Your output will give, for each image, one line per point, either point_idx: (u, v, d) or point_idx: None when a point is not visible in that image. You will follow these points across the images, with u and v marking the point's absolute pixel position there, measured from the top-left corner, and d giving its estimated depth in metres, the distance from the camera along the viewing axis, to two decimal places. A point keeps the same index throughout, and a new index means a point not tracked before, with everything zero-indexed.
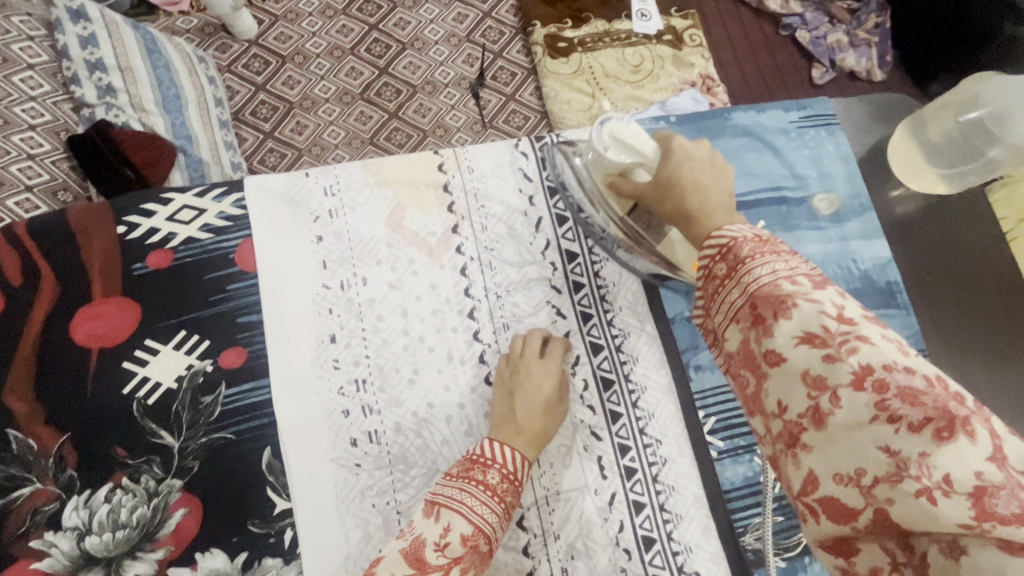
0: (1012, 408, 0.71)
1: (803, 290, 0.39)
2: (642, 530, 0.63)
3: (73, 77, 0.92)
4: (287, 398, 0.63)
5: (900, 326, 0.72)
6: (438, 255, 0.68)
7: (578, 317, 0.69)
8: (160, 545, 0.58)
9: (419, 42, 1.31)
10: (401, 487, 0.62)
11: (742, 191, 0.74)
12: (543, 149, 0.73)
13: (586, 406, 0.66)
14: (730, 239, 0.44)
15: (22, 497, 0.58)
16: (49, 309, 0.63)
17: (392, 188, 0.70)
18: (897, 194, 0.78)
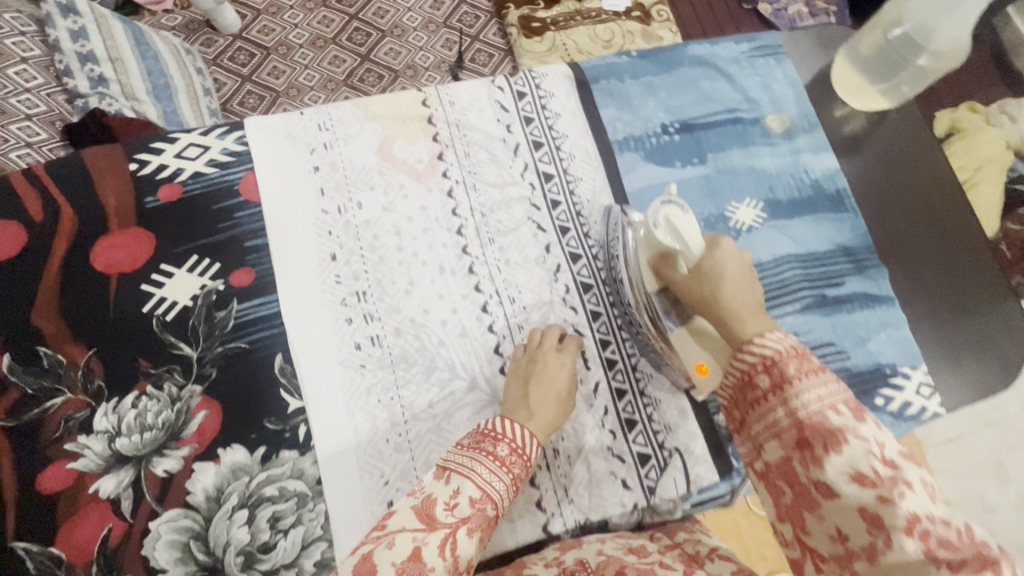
0: (953, 311, 0.79)
1: (850, 423, 0.41)
2: (624, 413, 0.70)
3: (65, 70, 0.96)
4: (294, 309, 0.69)
5: (849, 226, 0.80)
6: (426, 179, 0.75)
7: (557, 231, 0.75)
8: (185, 443, 0.63)
9: (398, 29, 1.38)
10: (404, 383, 0.68)
11: (700, 115, 0.82)
12: (518, 83, 0.80)
13: (569, 307, 0.72)
14: (772, 353, 0.45)
15: (55, 405, 0.63)
16: (70, 242, 0.68)
17: (380, 122, 0.76)
18: (843, 113, 0.86)
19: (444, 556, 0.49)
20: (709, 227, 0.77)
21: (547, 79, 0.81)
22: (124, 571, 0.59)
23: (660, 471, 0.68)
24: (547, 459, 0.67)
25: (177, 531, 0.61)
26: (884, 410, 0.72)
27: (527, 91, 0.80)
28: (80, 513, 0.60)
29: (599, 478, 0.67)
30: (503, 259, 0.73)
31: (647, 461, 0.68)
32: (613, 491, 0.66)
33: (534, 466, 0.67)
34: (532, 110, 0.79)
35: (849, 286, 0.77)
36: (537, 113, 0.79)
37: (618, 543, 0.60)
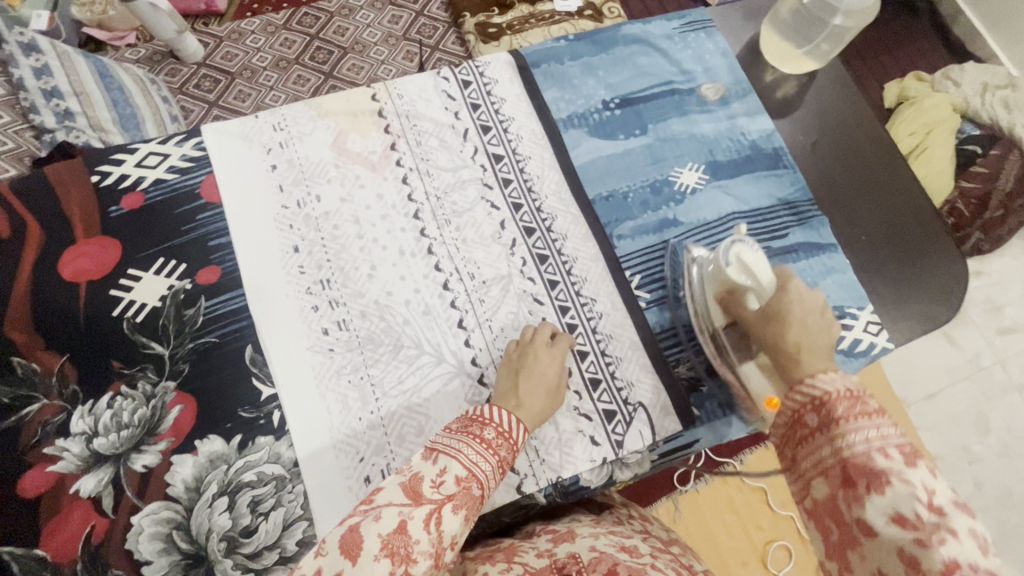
0: (893, 246, 0.83)
1: (896, 466, 0.38)
2: (588, 373, 0.72)
3: (31, 106, 0.98)
4: (260, 300, 0.71)
5: (789, 182, 0.84)
6: (381, 168, 0.78)
7: (511, 207, 0.78)
8: (162, 438, 0.65)
9: (359, 45, 1.42)
10: (373, 363, 0.70)
11: (639, 89, 0.86)
12: (462, 73, 0.84)
13: (527, 278, 0.75)
14: (822, 393, 0.44)
15: (31, 412, 0.65)
16: (39, 255, 0.70)
17: (333, 119, 0.80)
18: (772, 78, 0.91)
19: (429, 530, 0.47)
20: (656, 192, 0.81)
21: (491, 66, 0.85)
22: (109, 566, 0.61)
23: (627, 425, 0.70)
24: None
25: (159, 522, 0.62)
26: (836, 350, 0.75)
27: (472, 79, 0.84)
28: (62, 513, 0.62)
29: (569, 437, 0.69)
30: (460, 238, 0.76)
31: (613, 417, 0.71)
32: (583, 448, 0.69)
33: None
34: (478, 97, 0.83)
35: (793, 237, 0.81)
36: (483, 99, 0.83)
37: (611, 541, 0.58)
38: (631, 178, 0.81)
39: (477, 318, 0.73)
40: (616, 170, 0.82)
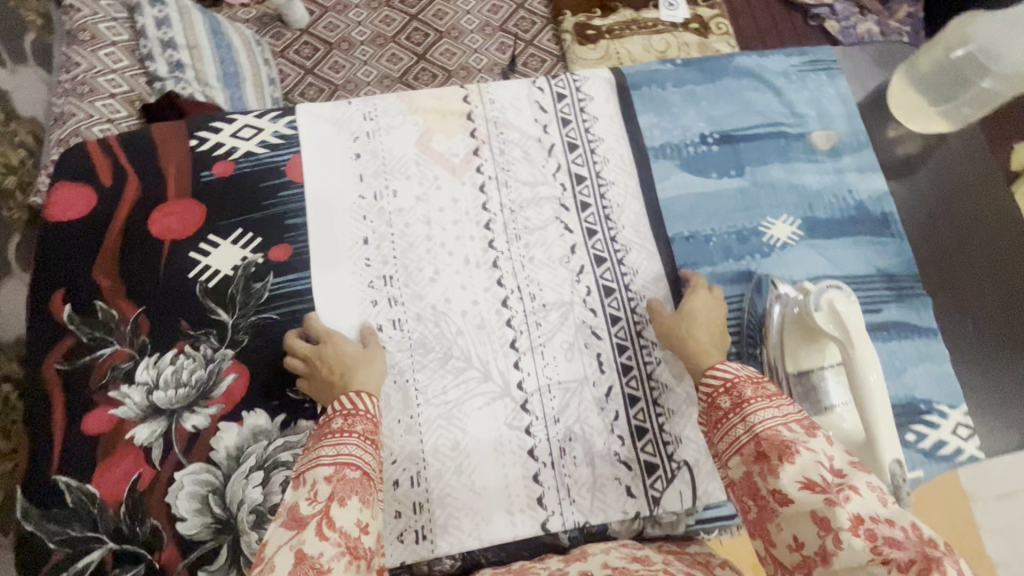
0: (1005, 344, 0.74)
1: (800, 437, 0.48)
2: (636, 420, 0.69)
3: (148, 54, 1.05)
4: (325, 286, 0.72)
5: (893, 252, 0.76)
6: (460, 172, 0.77)
7: (584, 233, 0.75)
8: (213, 402, 0.68)
9: (456, 31, 1.42)
10: (419, 367, 0.70)
11: (742, 127, 0.80)
12: (558, 85, 0.82)
13: (588, 309, 0.72)
14: (730, 377, 0.56)
15: (104, 355, 0.69)
16: (133, 207, 0.74)
17: (422, 115, 0.80)
18: (896, 134, 0.82)
19: (328, 536, 0.46)
20: (742, 240, 0.76)
21: (589, 81, 0.82)
22: (148, 515, 0.64)
23: (666, 482, 0.67)
24: (553, 457, 0.67)
25: (198, 483, 0.65)
26: (914, 447, 0.68)
27: (567, 93, 0.81)
28: (115, 455, 0.66)
29: (603, 482, 0.67)
30: (528, 256, 0.74)
31: (654, 471, 0.67)
32: (616, 497, 0.66)
33: (539, 462, 0.67)
34: (569, 112, 0.80)
35: (887, 314, 0.73)
36: (574, 115, 0.80)
37: (623, 553, 0.56)
38: (717, 222, 0.76)
39: (530, 341, 0.71)
40: (702, 210, 0.77)
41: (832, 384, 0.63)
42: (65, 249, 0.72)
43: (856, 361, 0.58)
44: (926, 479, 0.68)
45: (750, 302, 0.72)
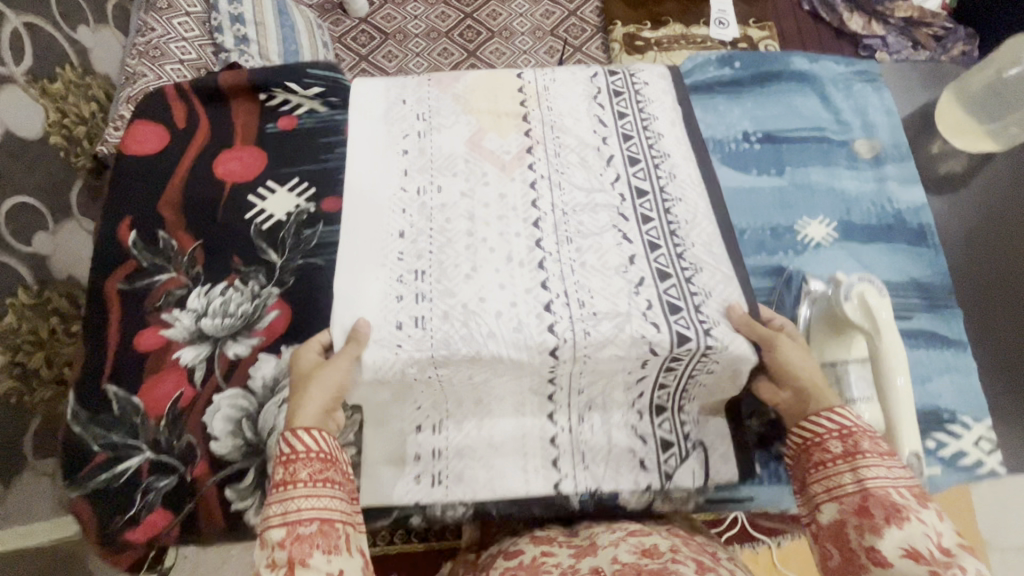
0: None
1: (912, 506, 0.50)
2: (658, 399, 0.68)
3: (217, 26, 1.13)
4: (346, 275, 0.67)
5: (928, 263, 0.76)
6: (510, 169, 0.74)
7: (646, 245, 0.69)
8: (255, 334, 0.72)
9: (507, 32, 1.47)
10: (442, 366, 0.62)
11: (786, 129, 0.82)
12: (617, 84, 0.83)
13: (649, 323, 0.63)
14: (850, 425, 0.56)
15: (160, 281, 0.73)
16: (201, 148, 0.79)
17: (475, 116, 0.79)
18: (939, 150, 0.83)
19: None
20: (776, 236, 0.77)
21: (652, 104, 0.80)
22: (186, 431, 0.68)
23: (680, 461, 0.68)
24: (571, 423, 0.68)
25: (234, 408, 0.69)
26: (934, 455, 0.68)
27: (630, 111, 0.80)
28: (161, 373, 0.70)
29: (618, 453, 0.68)
30: (579, 261, 0.67)
31: (669, 448, 0.68)
32: (629, 468, 0.68)
33: (557, 426, 0.68)
34: (631, 128, 0.77)
35: (916, 322, 0.74)
36: (637, 132, 0.77)
37: (632, 545, 0.57)
38: (753, 216, 0.78)
39: (573, 351, 0.62)
40: (739, 204, 0.78)
41: (855, 379, 0.63)
42: (135, 179, 0.78)
43: (882, 352, 0.58)
44: (942, 488, 0.68)
45: (779, 294, 0.73)
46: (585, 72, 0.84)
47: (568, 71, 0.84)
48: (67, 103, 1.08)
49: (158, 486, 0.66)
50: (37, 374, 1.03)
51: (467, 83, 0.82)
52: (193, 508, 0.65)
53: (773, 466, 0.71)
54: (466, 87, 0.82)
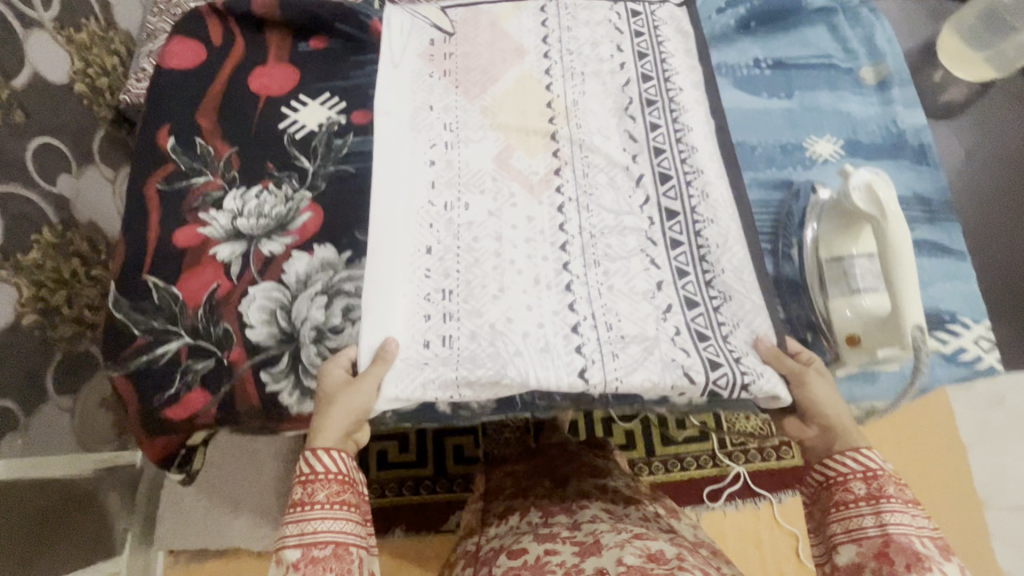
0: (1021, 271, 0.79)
1: (934, 556, 0.55)
2: (685, 292, 0.70)
3: None
4: (379, 291, 0.69)
5: (929, 180, 0.80)
6: (538, 191, 0.75)
7: (674, 271, 0.71)
8: (289, 233, 0.75)
9: None
10: (467, 384, 0.65)
11: (795, 56, 0.86)
12: (636, 25, 0.83)
13: (678, 348, 0.66)
14: (876, 468, 0.59)
15: (197, 183, 0.77)
16: (237, 64, 0.83)
17: (503, 132, 0.78)
18: (941, 79, 0.87)
19: None
20: (785, 153, 0.81)
21: (687, 114, 0.78)
22: (222, 319, 0.71)
23: (710, 362, 0.68)
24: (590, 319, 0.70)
25: (268, 299, 0.72)
26: (935, 350, 0.72)
27: (662, 124, 0.77)
28: (198, 266, 0.73)
29: None
30: (606, 284, 0.70)
31: (698, 348, 0.68)
32: None
33: (579, 316, 0.68)
34: (663, 141, 0.77)
35: (918, 233, 0.77)
36: (669, 145, 0.76)
37: (637, 550, 0.66)
38: (764, 135, 0.82)
39: (603, 375, 0.64)
40: (751, 124, 0.82)
41: (861, 271, 0.67)
42: (173, 90, 0.81)
43: (888, 236, 0.62)
44: (942, 381, 0.71)
45: (787, 207, 0.77)
46: (617, 78, 0.81)
47: (599, 78, 0.81)
48: (91, 53, 1.10)
49: (196, 368, 0.69)
50: (57, 312, 1.07)
51: (494, 90, 0.80)
52: (230, 389, 0.68)
53: None
54: (493, 96, 0.80)
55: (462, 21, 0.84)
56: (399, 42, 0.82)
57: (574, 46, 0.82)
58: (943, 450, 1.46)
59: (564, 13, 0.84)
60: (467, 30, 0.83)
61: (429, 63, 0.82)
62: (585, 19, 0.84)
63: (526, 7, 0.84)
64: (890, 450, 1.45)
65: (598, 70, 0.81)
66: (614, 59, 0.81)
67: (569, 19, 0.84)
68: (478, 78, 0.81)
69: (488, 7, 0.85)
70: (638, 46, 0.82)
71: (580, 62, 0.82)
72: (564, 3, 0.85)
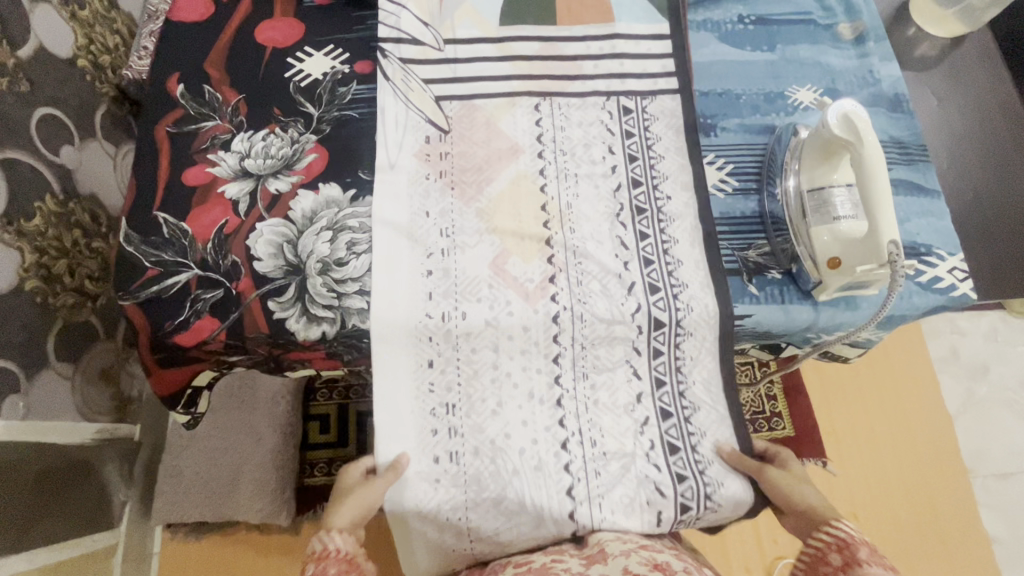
0: (990, 205, 0.88)
1: None
2: (644, 252, 0.75)
3: None
4: (384, 407, 0.70)
5: (904, 126, 0.84)
6: (534, 299, 0.73)
7: (653, 381, 0.73)
8: (295, 174, 0.78)
9: None
10: (472, 506, 0.69)
11: (777, 13, 0.90)
12: (628, 122, 0.80)
13: (652, 464, 0.70)
14: None
15: (206, 127, 0.79)
16: (244, 19, 0.86)
17: (499, 236, 0.75)
18: (914, 35, 0.92)
19: None
20: (769, 101, 0.85)
21: (674, 223, 0.76)
22: (231, 252, 0.73)
23: (667, 301, 0.73)
24: (565, 260, 0.74)
25: (275, 234, 0.74)
26: (912, 280, 0.75)
27: (651, 234, 0.76)
28: (208, 203, 0.75)
29: (604, 275, 0.74)
30: (593, 398, 0.72)
31: (656, 290, 0.73)
32: (617, 289, 0.73)
33: (556, 269, 0.74)
34: (652, 252, 0.75)
35: (895, 173, 0.82)
36: (657, 256, 0.75)
37: (643, 559, 0.59)
38: (748, 84, 0.86)
39: (588, 493, 0.69)
40: (735, 74, 0.86)
41: (840, 198, 0.71)
42: (181, 42, 0.84)
43: (864, 162, 0.66)
44: (921, 307, 0.75)
45: (771, 148, 0.81)
46: (609, 182, 0.78)
47: (592, 181, 0.78)
48: (94, 31, 1.11)
49: (206, 297, 0.71)
50: (59, 280, 1.08)
51: (489, 192, 0.77)
52: (238, 317, 0.71)
53: (776, 288, 0.75)
54: (489, 197, 0.77)
55: (457, 118, 0.81)
56: (394, 139, 0.79)
57: (567, 146, 0.80)
58: (932, 424, 1.47)
59: (557, 113, 0.81)
60: (463, 128, 0.80)
61: (425, 164, 0.79)
62: (578, 119, 0.81)
63: (520, 104, 0.81)
64: (879, 424, 1.46)
65: (591, 172, 0.78)
66: (606, 162, 0.79)
67: (563, 119, 0.81)
68: (474, 177, 0.78)
69: (482, 103, 0.81)
70: (629, 148, 0.79)
71: (573, 164, 0.79)
72: (557, 101, 0.81)
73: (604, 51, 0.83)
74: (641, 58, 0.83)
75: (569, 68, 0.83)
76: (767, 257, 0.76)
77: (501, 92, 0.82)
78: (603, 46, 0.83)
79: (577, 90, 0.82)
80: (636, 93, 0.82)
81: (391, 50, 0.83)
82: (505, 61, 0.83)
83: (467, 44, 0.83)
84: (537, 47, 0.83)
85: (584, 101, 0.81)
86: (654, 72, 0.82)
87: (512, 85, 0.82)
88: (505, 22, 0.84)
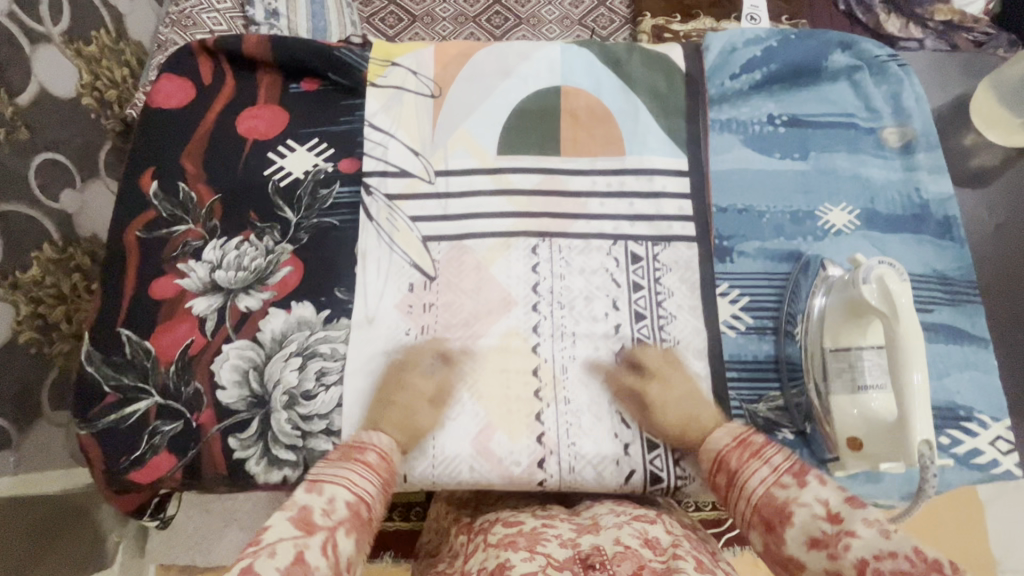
0: None
1: (793, 494, 0.51)
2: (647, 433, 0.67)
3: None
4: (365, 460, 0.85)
5: (952, 257, 0.74)
6: (520, 484, 0.66)
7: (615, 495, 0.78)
8: (267, 288, 0.72)
9: (535, 19, 1.27)
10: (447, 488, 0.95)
11: (813, 113, 0.79)
12: (636, 273, 0.73)
13: None
14: (721, 449, 0.58)
15: (178, 233, 0.75)
16: (226, 105, 0.80)
17: (484, 406, 0.68)
18: (972, 143, 0.81)
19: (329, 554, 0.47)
20: (797, 221, 0.75)
21: None
22: (194, 377, 0.69)
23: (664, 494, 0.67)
24: (558, 445, 0.67)
25: (241, 358, 0.69)
26: (948, 451, 0.66)
27: None
28: (173, 321, 0.71)
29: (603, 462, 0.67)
30: None
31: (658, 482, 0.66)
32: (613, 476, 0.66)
33: (546, 449, 0.67)
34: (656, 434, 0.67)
35: (937, 315, 0.72)
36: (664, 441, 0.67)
37: (634, 531, 0.53)
38: (775, 198, 0.76)
39: None
40: (760, 186, 0.77)
41: (869, 365, 0.63)
42: (159, 133, 0.79)
43: (897, 339, 0.57)
44: (955, 484, 0.66)
45: (794, 281, 0.72)
46: (611, 345, 0.71)
47: (592, 341, 0.71)
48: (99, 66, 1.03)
49: (164, 430, 0.67)
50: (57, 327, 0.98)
51: (475, 352, 0.70)
52: (197, 453, 0.67)
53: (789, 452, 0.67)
54: (475, 358, 0.70)
55: (445, 261, 0.74)
56: (375, 290, 0.72)
57: (566, 299, 0.72)
58: None
59: (556, 257, 0.74)
60: (450, 274, 0.73)
61: (407, 317, 0.72)
62: (580, 266, 0.73)
63: (516, 246, 0.74)
64: None
65: (591, 331, 0.71)
66: (608, 320, 0.71)
67: (563, 265, 0.73)
68: (461, 333, 0.71)
69: (474, 243, 0.74)
70: (636, 305, 0.72)
71: (571, 320, 0.72)
72: (558, 242, 0.74)
73: (612, 187, 0.75)
74: (649, 175, 0.75)
75: (573, 205, 0.75)
76: (780, 413, 0.68)
77: (496, 230, 0.75)
78: (611, 182, 0.76)
79: (579, 231, 0.74)
80: (647, 239, 0.74)
81: (377, 185, 0.76)
82: (502, 194, 0.75)
83: (460, 176, 0.76)
84: (537, 179, 0.76)
85: (588, 244, 0.74)
86: (659, 187, 0.75)
87: (509, 224, 0.75)
88: (504, 149, 0.77)
